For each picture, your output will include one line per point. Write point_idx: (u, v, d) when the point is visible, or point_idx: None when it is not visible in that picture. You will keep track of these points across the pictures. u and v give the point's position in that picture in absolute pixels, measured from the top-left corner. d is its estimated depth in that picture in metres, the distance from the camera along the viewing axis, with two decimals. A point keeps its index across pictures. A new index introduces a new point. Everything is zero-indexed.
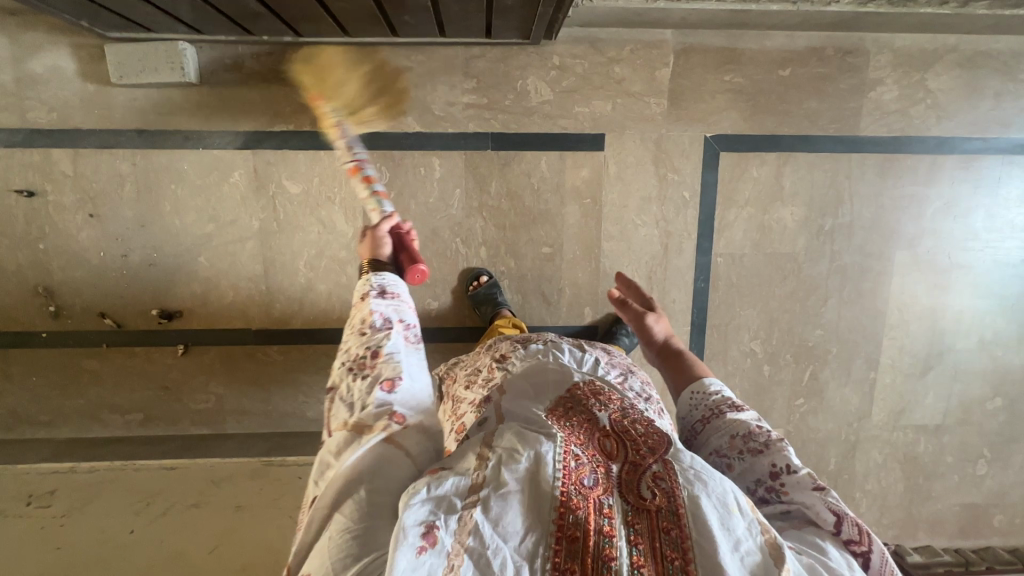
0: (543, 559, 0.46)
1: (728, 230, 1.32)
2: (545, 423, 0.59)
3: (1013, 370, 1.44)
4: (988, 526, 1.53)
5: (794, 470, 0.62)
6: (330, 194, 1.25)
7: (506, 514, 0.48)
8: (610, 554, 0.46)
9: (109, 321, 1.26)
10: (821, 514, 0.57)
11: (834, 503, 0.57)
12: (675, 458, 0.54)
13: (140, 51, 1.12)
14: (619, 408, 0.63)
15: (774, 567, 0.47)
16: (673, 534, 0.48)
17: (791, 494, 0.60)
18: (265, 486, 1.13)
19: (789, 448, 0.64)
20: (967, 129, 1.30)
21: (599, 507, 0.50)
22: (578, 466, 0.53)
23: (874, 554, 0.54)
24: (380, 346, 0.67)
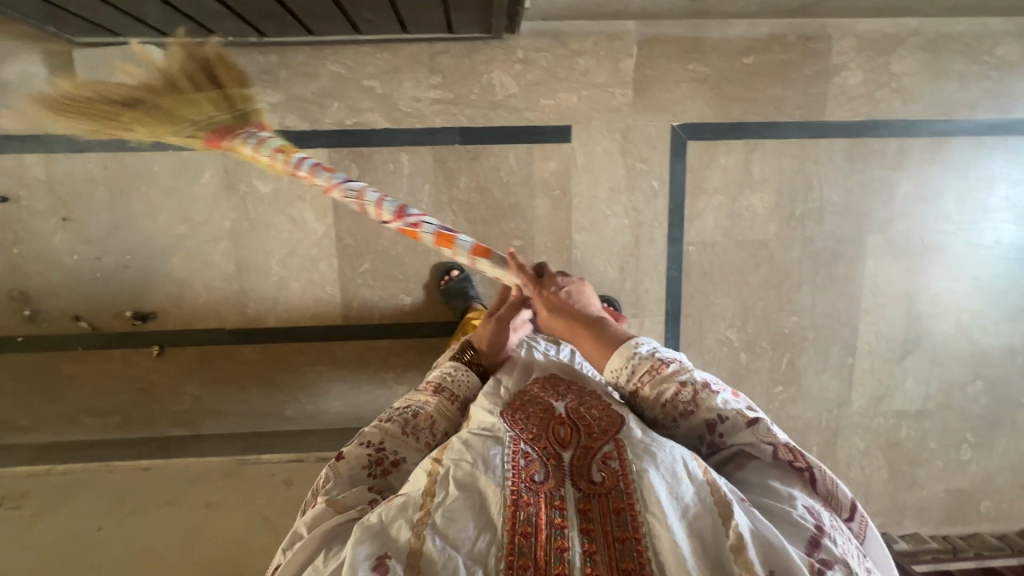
0: (496, 557, 0.53)
1: (698, 218, 1.33)
2: (496, 424, 0.65)
3: (991, 353, 1.43)
4: (976, 512, 1.52)
5: (726, 415, 0.65)
6: (301, 192, 1.26)
7: (456, 524, 0.54)
8: (562, 545, 0.53)
9: (84, 324, 1.27)
10: (761, 451, 0.63)
11: (768, 433, 0.63)
12: (623, 437, 0.60)
13: (108, 54, 1.14)
14: (575, 396, 0.69)
15: (722, 526, 0.53)
16: (624, 514, 0.54)
17: (730, 439, 0.65)
18: (237, 483, 1.12)
19: (716, 393, 0.66)
20: (933, 111, 1.30)
21: (551, 500, 0.56)
22: (528, 463, 0.60)
23: (816, 473, 0.61)
24: (403, 458, 0.71)
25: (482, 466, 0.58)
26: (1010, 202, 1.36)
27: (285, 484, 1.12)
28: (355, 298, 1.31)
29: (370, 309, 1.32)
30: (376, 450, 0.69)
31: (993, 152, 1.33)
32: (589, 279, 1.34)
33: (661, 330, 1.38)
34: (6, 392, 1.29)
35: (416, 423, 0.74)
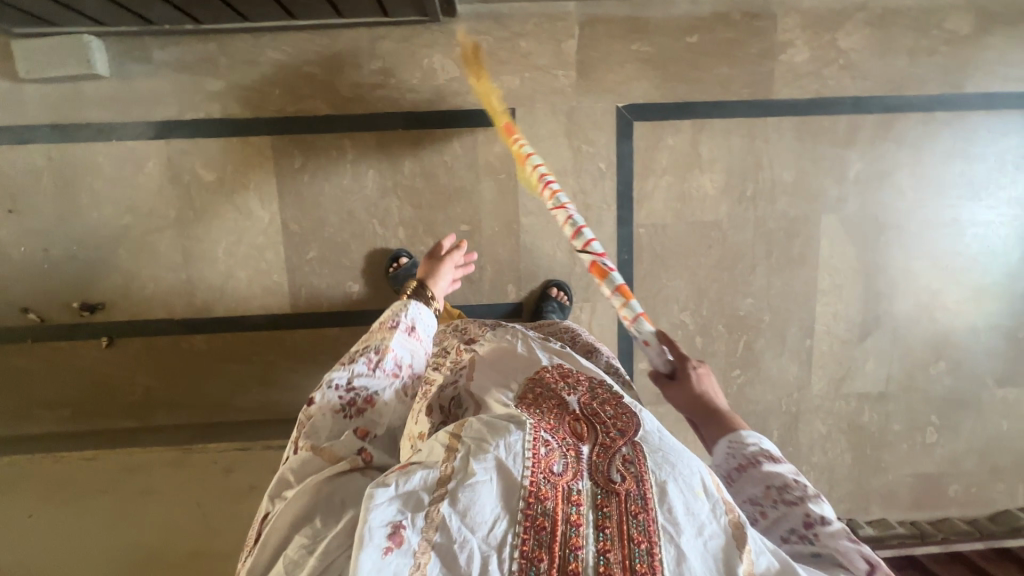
0: (511, 546, 0.49)
1: (648, 200, 1.31)
2: (514, 413, 0.60)
3: (954, 333, 1.41)
4: (944, 497, 1.49)
5: (829, 522, 0.57)
6: (245, 180, 1.25)
7: (475, 505, 0.50)
8: (577, 543, 0.50)
9: (32, 316, 1.27)
10: (851, 563, 0.54)
11: (868, 553, 0.54)
12: (642, 439, 0.59)
13: (46, 45, 1.14)
14: (586, 390, 0.67)
15: (735, 550, 0.51)
16: (641, 518, 0.52)
17: (824, 543, 0.56)
18: (179, 472, 1.09)
19: (826, 501, 0.59)
20: (883, 87, 1.29)
21: (568, 494, 0.54)
22: (548, 452, 0.56)
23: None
24: (377, 395, 0.77)
25: (501, 447, 0.54)
26: (966, 179, 1.34)
27: (225, 473, 1.10)
28: (303, 287, 1.30)
29: (318, 298, 1.31)
30: (349, 393, 0.75)
31: (947, 128, 1.32)
32: (538, 264, 1.32)
33: (613, 314, 1.36)
34: None
35: (384, 362, 0.80)
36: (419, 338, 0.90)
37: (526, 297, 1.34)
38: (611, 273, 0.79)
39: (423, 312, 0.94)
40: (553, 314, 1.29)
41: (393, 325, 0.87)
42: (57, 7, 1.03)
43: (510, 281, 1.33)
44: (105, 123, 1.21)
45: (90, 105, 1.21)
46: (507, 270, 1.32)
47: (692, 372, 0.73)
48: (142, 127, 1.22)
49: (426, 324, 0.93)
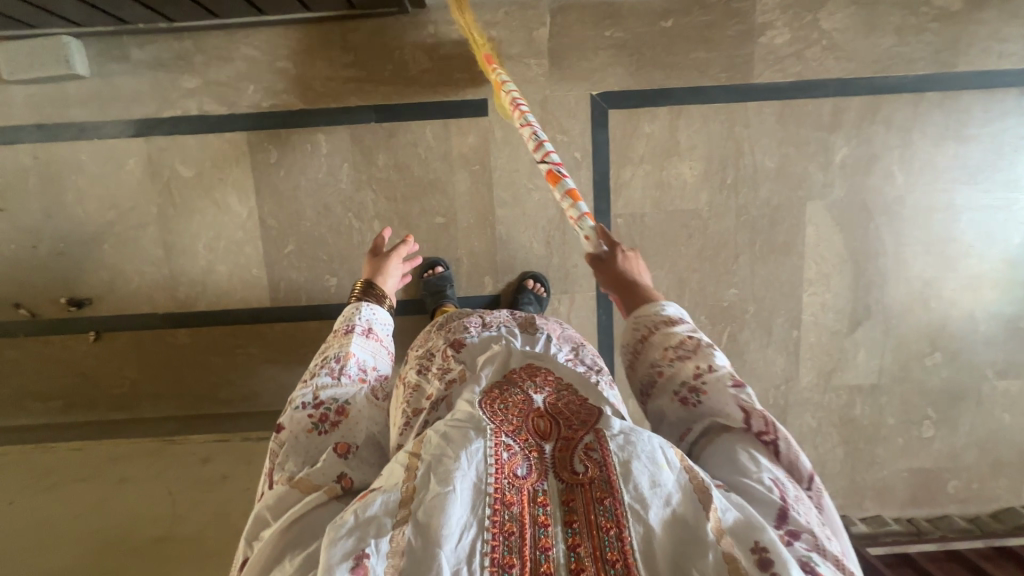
0: (481, 555, 0.47)
1: (625, 189, 1.29)
2: (475, 413, 0.57)
3: (951, 322, 1.35)
4: (943, 493, 1.43)
5: (715, 370, 0.66)
6: (222, 175, 1.27)
7: (440, 518, 0.48)
8: (547, 544, 0.48)
9: (24, 311, 1.31)
10: (729, 410, 0.62)
11: (745, 399, 0.62)
12: (603, 427, 0.56)
13: (28, 47, 1.17)
14: (554, 389, 0.65)
15: (701, 508, 0.49)
16: (607, 503, 0.49)
17: (707, 393, 0.64)
18: (159, 460, 1.14)
19: (715, 354, 0.68)
20: (869, 68, 1.24)
21: (534, 496, 0.51)
22: (510, 456, 0.54)
23: (782, 446, 0.58)
24: (348, 405, 0.71)
25: (463, 460, 0.52)
26: (960, 162, 1.28)
27: (201, 462, 1.14)
28: (282, 280, 1.32)
29: (297, 291, 1.32)
30: (319, 409, 0.70)
31: (939, 109, 1.26)
32: (514, 255, 1.31)
33: (592, 306, 1.34)
34: None
35: (347, 369, 0.77)
36: (379, 338, 0.88)
37: (503, 289, 1.33)
38: (562, 178, 0.84)
39: (378, 312, 0.91)
40: (528, 306, 1.26)
41: (350, 329, 0.85)
42: (32, 9, 1.06)
43: (487, 273, 1.32)
44: (87, 121, 1.24)
45: (73, 105, 1.24)
46: (483, 262, 1.32)
47: (621, 256, 0.86)
48: (122, 125, 1.25)
49: (384, 324, 0.91)
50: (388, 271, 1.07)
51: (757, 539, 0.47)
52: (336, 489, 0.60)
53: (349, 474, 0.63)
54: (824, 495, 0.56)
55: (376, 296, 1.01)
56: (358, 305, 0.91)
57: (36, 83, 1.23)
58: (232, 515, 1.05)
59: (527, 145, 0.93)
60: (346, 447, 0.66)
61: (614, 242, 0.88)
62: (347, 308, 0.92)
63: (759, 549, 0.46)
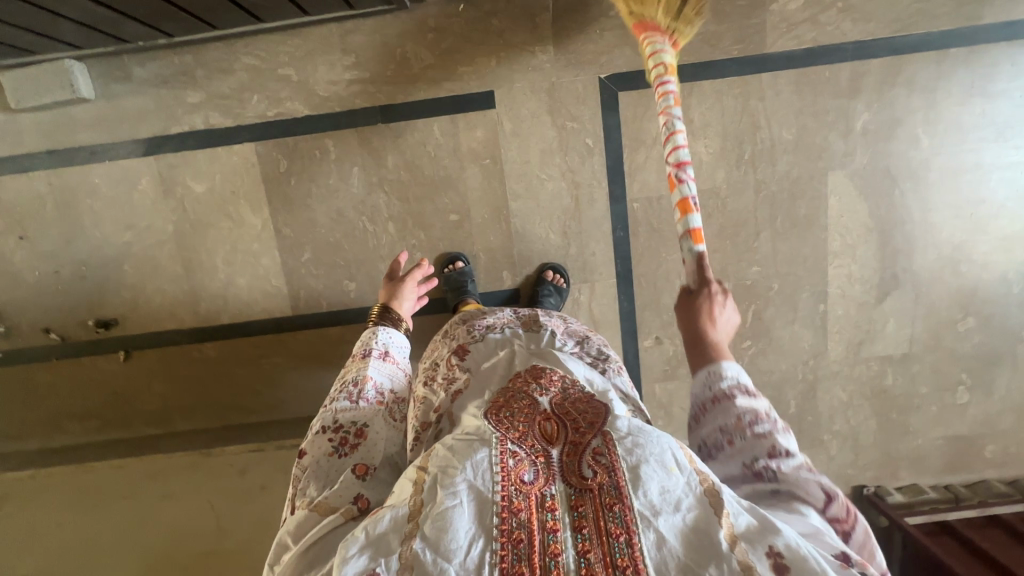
0: (489, 564, 0.47)
1: (640, 173, 1.26)
2: (480, 426, 0.59)
3: (984, 286, 1.31)
4: (980, 458, 1.41)
5: (792, 455, 0.59)
6: (234, 188, 1.27)
7: (446, 532, 0.48)
8: (556, 550, 0.48)
9: (54, 336, 1.33)
10: (812, 492, 0.56)
11: (828, 486, 0.56)
12: (611, 429, 0.57)
13: (32, 74, 1.17)
14: (559, 391, 0.66)
15: (713, 515, 0.49)
16: (617, 509, 0.50)
17: (786, 475, 0.58)
18: (197, 474, 1.15)
19: (790, 434, 0.61)
20: (888, 28, 1.19)
21: (542, 501, 0.52)
22: (516, 463, 0.54)
23: (855, 531, 0.56)
24: (366, 427, 0.73)
25: (469, 470, 0.53)
26: (988, 119, 1.23)
27: (239, 473, 1.15)
28: (302, 289, 1.32)
29: (317, 299, 1.32)
30: (338, 433, 0.72)
31: (963, 65, 1.21)
32: (531, 248, 1.30)
33: (613, 294, 1.33)
34: None
35: (365, 392, 0.79)
36: (395, 360, 0.90)
37: (522, 283, 1.32)
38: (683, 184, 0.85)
39: (394, 335, 0.95)
40: (549, 298, 1.26)
41: (367, 353, 0.88)
42: (32, 35, 1.06)
43: (505, 268, 1.31)
44: (96, 143, 1.24)
45: (81, 128, 1.24)
46: (500, 257, 1.31)
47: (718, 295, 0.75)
48: (132, 145, 1.24)
49: (401, 346, 0.94)
50: (405, 293, 1.08)
51: (772, 543, 0.47)
52: (353, 510, 0.61)
53: (365, 495, 0.64)
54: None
55: (394, 319, 1.01)
56: (380, 330, 0.95)
57: (42, 109, 1.23)
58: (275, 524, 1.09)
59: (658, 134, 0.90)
60: (365, 469, 0.68)
61: (711, 280, 0.76)
62: (364, 334, 0.95)
63: (774, 553, 0.46)
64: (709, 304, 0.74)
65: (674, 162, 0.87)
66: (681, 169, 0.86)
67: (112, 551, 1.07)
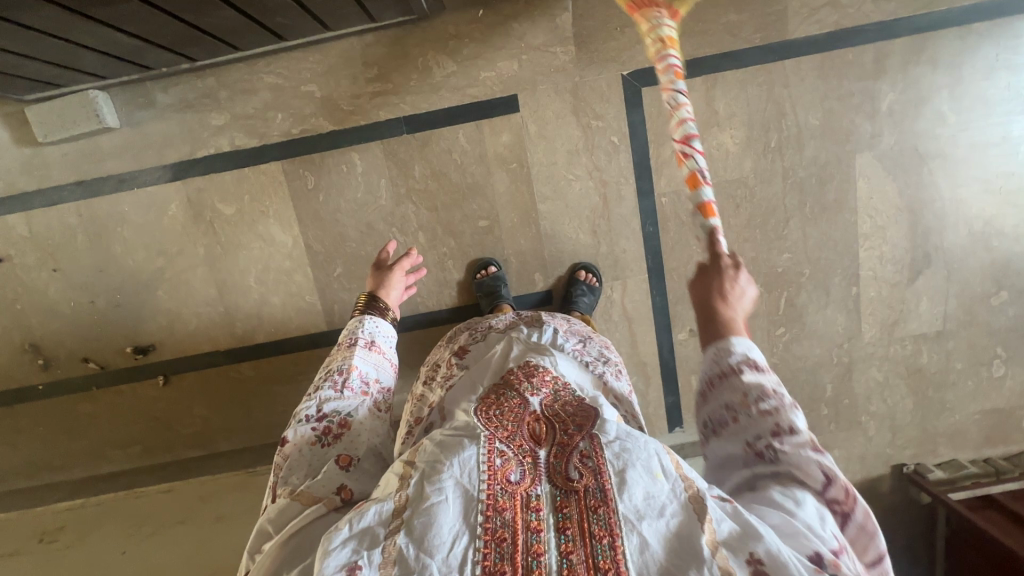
0: (472, 563, 0.48)
1: (667, 168, 1.26)
2: (470, 423, 0.61)
3: (1015, 258, 1.31)
4: (1018, 429, 1.41)
5: (798, 433, 0.57)
6: (262, 207, 1.27)
7: (431, 528, 0.50)
8: (539, 550, 0.49)
9: (92, 365, 1.34)
10: (812, 474, 0.55)
11: (829, 466, 0.55)
12: (598, 431, 0.58)
13: (57, 107, 1.18)
14: (550, 393, 0.68)
15: (696, 521, 0.49)
16: (601, 512, 0.51)
17: (788, 456, 0.56)
18: (250, 494, 1.19)
19: (799, 412, 0.58)
20: (909, 7, 1.19)
21: (527, 501, 0.53)
22: (503, 463, 0.56)
23: (857, 514, 0.54)
24: (350, 418, 0.75)
25: (456, 467, 0.54)
26: (1013, 92, 1.23)
27: None
28: (335, 304, 1.32)
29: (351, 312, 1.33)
30: (322, 423, 0.74)
31: (987, 39, 1.20)
32: (562, 249, 1.30)
33: (646, 290, 1.33)
34: (34, 436, 1.39)
35: (350, 382, 0.81)
36: (381, 350, 0.90)
37: (554, 284, 1.32)
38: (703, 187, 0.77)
39: (380, 325, 0.95)
40: (583, 297, 1.26)
41: (354, 341, 0.89)
42: (57, 69, 1.06)
43: (536, 270, 1.32)
44: (123, 171, 1.24)
45: (107, 158, 1.24)
46: (531, 260, 1.31)
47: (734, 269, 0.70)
48: (158, 171, 1.25)
49: (387, 336, 0.94)
50: (389, 281, 1.08)
51: (752, 551, 0.47)
52: (335, 501, 0.63)
53: (349, 486, 0.66)
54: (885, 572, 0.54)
55: (380, 309, 1.01)
56: (366, 318, 0.95)
57: (68, 141, 1.23)
58: None
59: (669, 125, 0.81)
60: (348, 459, 0.70)
61: (722, 256, 0.72)
62: (351, 323, 0.95)
63: (754, 562, 0.46)
64: (721, 278, 0.70)
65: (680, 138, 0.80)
66: (687, 144, 0.79)
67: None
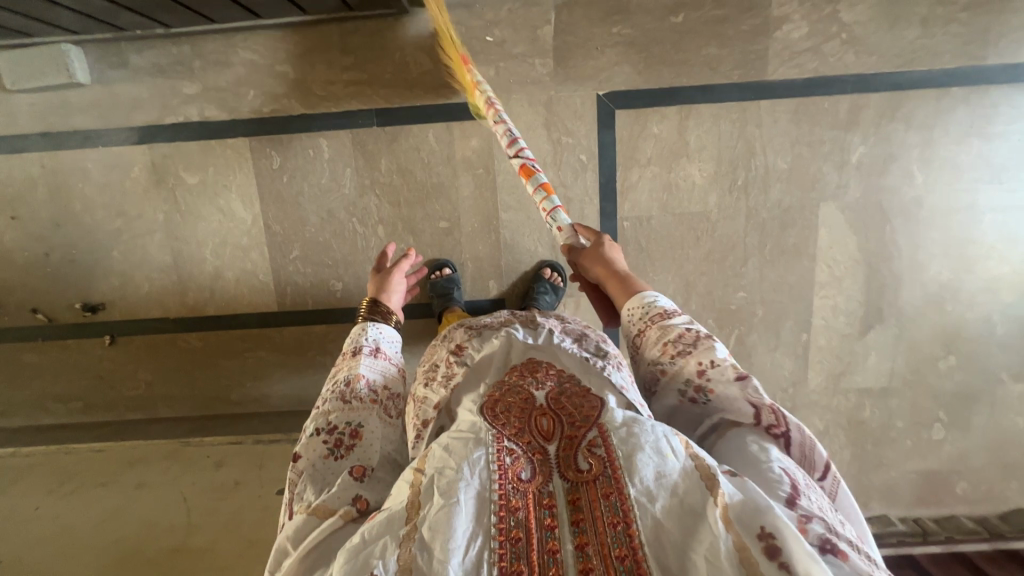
0: (488, 563, 0.47)
1: (632, 192, 1.26)
2: (476, 423, 0.60)
3: (967, 325, 1.32)
4: (951, 494, 1.42)
5: (716, 364, 0.68)
6: (226, 181, 1.27)
7: (444, 534, 0.48)
8: (554, 546, 0.48)
9: (41, 316, 1.34)
10: (741, 407, 0.64)
11: (753, 394, 0.63)
12: (606, 421, 0.57)
13: (30, 57, 1.17)
14: (556, 384, 0.66)
15: (707, 495, 0.49)
16: (613, 500, 0.50)
17: (714, 390, 0.67)
18: (175, 464, 1.19)
19: (716, 345, 0.70)
20: (891, 63, 1.18)
21: (540, 498, 0.52)
22: (513, 461, 0.55)
23: (794, 434, 0.60)
24: (361, 427, 0.73)
25: (465, 470, 0.53)
26: (984, 160, 1.23)
27: (215, 467, 1.18)
28: (288, 286, 1.32)
29: (303, 295, 1.33)
30: (333, 435, 0.72)
31: (964, 105, 1.20)
32: (520, 259, 1.30)
33: None
34: None
35: (358, 391, 0.78)
36: (387, 355, 0.89)
37: (508, 292, 1.32)
38: (534, 172, 0.93)
39: (383, 330, 0.94)
40: (544, 296, 1.26)
41: (358, 349, 0.88)
42: (29, 20, 1.05)
43: (492, 277, 1.31)
44: (91, 128, 1.24)
45: (76, 113, 1.23)
46: (488, 267, 1.31)
47: (605, 244, 0.89)
48: (126, 132, 1.24)
49: (391, 342, 0.93)
50: (391, 286, 1.08)
51: (763, 525, 0.46)
52: (352, 511, 0.61)
53: (364, 495, 0.64)
54: (838, 480, 0.59)
55: (383, 314, 1.01)
56: (369, 325, 0.95)
57: (37, 92, 1.22)
58: (245, 524, 1.06)
59: (500, 141, 0.99)
60: (362, 469, 0.68)
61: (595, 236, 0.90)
62: (354, 329, 0.94)
63: (766, 536, 0.45)
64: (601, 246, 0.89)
65: (513, 152, 0.97)
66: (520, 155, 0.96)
67: (73, 556, 1.01)
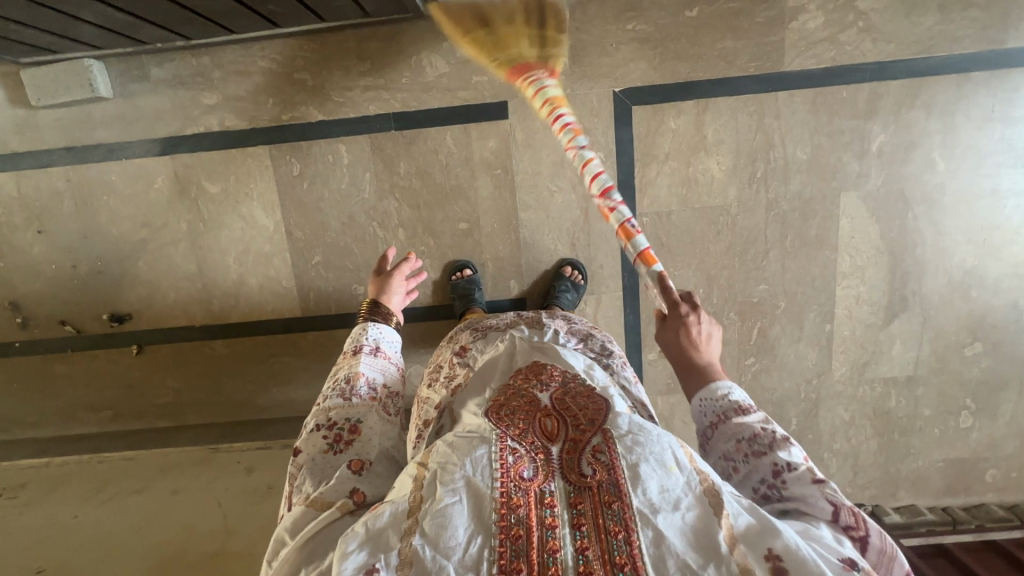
0: (489, 561, 0.47)
1: (651, 188, 1.26)
2: (482, 424, 0.60)
3: (994, 311, 1.30)
4: (980, 482, 1.41)
5: (794, 467, 0.61)
6: (247, 189, 1.28)
7: (446, 529, 0.48)
8: (554, 546, 0.47)
9: (69, 328, 1.36)
10: (817, 504, 0.57)
11: (831, 493, 0.57)
12: (610, 428, 0.56)
13: (54, 73, 1.19)
14: (560, 387, 0.66)
15: (713, 516, 0.49)
16: (615, 507, 0.49)
17: (789, 489, 0.60)
18: (206, 468, 1.21)
19: (792, 446, 0.63)
20: (909, 49, 1.18)
21: (541, 498, 0.51)
22: (516, 459, 0.55)
23: (872, 538, 0.55)
24: (360, 423, 0.74)
25: (468, 467, 0.53)
26: (1006, 145, 1.22)
27: (247, 472, 1.20)
28: (311, 291, 1.34)
29: (326, 300, 1.34)
30: (332, 430, 0.73)
31: (984, 90, 1.19)
32: (540, 258, 1.31)
33: (619, 306, 1.34)
34: (10, 392, 1.41)
35: (357, 390, 0.79)
36: (387, 355, 0.90)
37: (528, 291, 1.33)
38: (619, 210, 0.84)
39: (384, 330, 0.95)
40: (565, 293, 1.26)
41: (359, 349, 0.89)
42: (53, 37, 1.07)
43: (512, 277, 1.32)
44: (114, 142, 1.26)
45: (99, 127, 1.25)
46: (508, 266, 1.32)
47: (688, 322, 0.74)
48: (149, 145, 1.26)
49: (391, 342, 0.94)
50: (390, 288, 1.08)
51: (770, 546, 0.47)
52: (349, 504, 0.62)
53: (361, 489, 0.65)
54: None
55: (383, 315, 1.01)
56: (369, 324, 0.96)
57: (61, 108, 1.24)
58: None
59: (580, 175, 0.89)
60: (360, 463, 0.69)
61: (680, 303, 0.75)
62: (355, 330, 0.95)
63: (773, 557, 0.46)
64: (683, 327, 0.74)
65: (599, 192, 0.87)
66: (607, 198, 0.85)
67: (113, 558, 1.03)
